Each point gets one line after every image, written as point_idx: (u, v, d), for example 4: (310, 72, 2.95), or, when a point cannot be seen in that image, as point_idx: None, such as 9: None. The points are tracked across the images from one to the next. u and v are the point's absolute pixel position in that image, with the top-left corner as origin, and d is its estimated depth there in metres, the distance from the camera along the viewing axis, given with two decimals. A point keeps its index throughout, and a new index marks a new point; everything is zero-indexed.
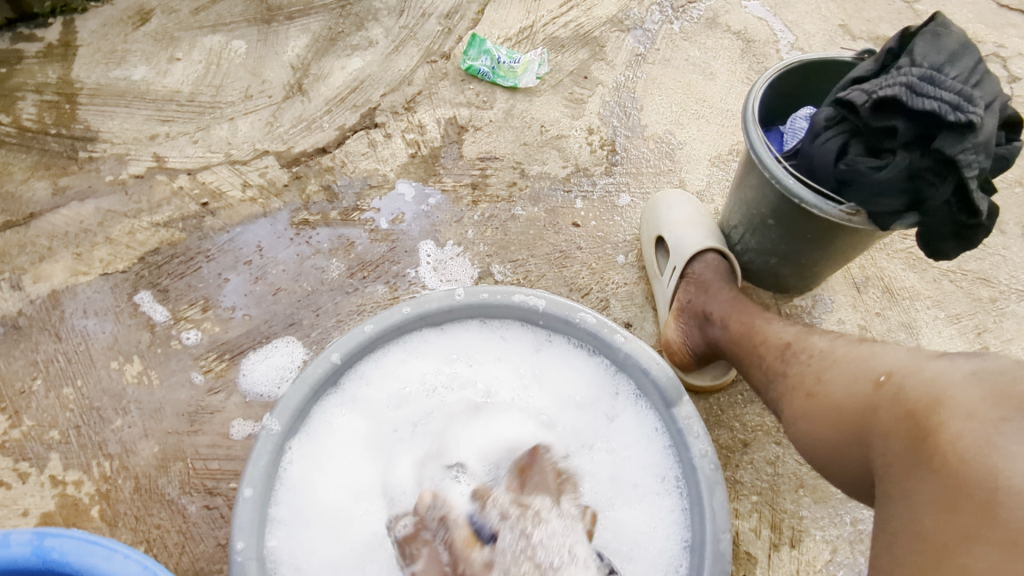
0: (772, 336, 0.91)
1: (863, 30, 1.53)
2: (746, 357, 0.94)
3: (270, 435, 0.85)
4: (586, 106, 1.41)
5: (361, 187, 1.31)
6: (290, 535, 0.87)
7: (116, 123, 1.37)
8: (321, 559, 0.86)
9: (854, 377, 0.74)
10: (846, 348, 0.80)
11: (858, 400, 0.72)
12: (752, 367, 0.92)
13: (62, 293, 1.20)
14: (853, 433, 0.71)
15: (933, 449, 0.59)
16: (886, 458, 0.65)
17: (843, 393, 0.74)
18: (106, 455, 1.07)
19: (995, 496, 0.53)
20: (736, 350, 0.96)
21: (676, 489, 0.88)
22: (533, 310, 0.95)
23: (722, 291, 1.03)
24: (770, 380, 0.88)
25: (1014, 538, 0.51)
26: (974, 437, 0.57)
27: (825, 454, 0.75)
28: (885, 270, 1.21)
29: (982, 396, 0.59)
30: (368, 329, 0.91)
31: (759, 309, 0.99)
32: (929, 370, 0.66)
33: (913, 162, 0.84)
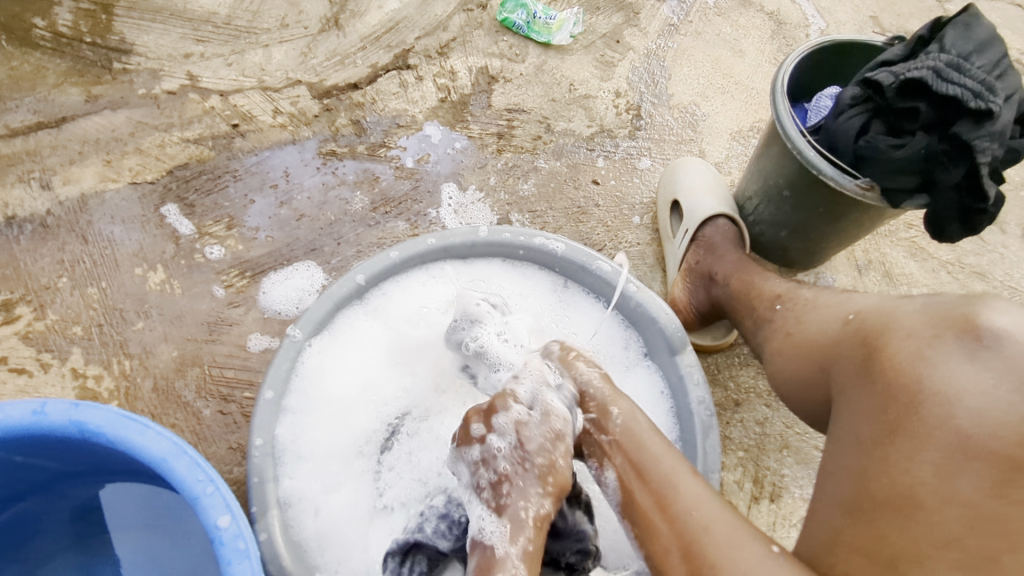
0: (766, 290, 0.95)
1: (893, 24, 1.56)
2: (742, 310, 0.98)
3: (293, 343, 0.90)
4: (615, 70, 1.43)
5: (389, 125, 1.34)
6: (297, 429, 0.90)
7: (152, 38, 1.38)
8: (323, 455, 0.91)
9: (827, 319, 0.79)
10: (822, 296, 0.84)
11: (826, 336, 0.76)
12: (745, 317, 0.97)
13: (91, 197, 1.22)
14: (817, 364, 0.76)
15: (878, 364, 0.65)
16: (840, 380, 0.70)
17: (816, 331, 0.79)
18: (126, 354, 1.11)
19: (919, 398, 0.60)
20: (735, 305, 1.00)
21: (676, 447, 0.92)
22: (551, 254, 0.99)
23: (729, 254, 1.07)
24: (757, 327, 0.93)
25: (929, 432, 0.58)
26: (910, 352, 0.63)
27: (790, 385, 0.80)
28: (887, 255, 1.26)
29: (923, 319, 0.65)
30: (392, 255, 0.96)
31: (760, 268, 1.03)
32: (889, 306, 0.71)
33: (930, 144, 0.88)
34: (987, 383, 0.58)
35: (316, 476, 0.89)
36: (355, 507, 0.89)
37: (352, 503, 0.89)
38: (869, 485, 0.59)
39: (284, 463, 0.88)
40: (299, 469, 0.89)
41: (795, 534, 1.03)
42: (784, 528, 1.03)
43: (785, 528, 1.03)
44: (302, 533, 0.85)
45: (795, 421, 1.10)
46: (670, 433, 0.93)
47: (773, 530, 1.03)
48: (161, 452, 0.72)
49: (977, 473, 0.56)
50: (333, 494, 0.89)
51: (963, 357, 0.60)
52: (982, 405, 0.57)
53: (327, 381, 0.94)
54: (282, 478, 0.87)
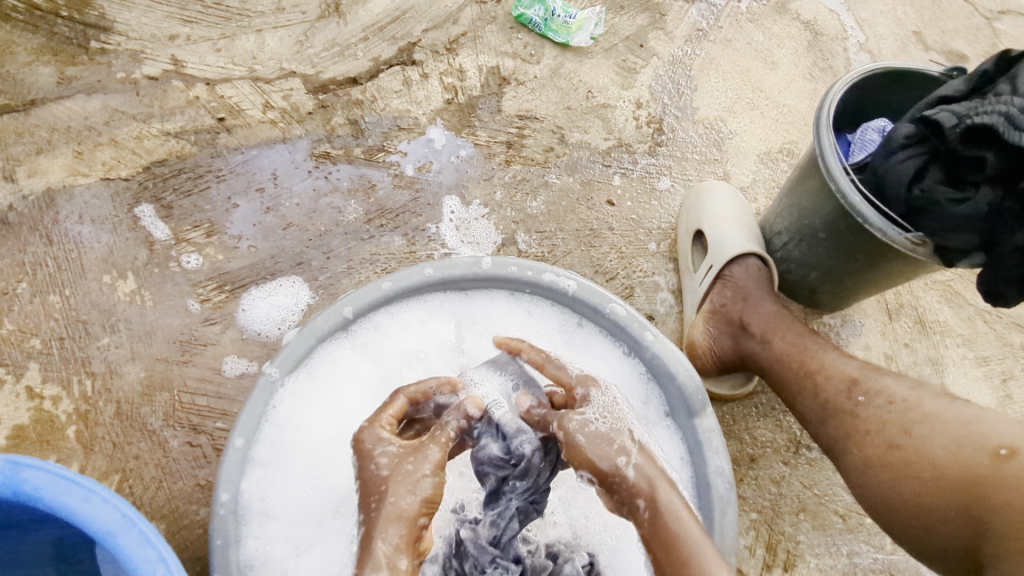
0: (829, 368, 0.87)
1: (937, 41, 1.45)
2: (791, 381, 0.90)
3: (269, 384, 0.81)
4: (637, 77, 1.32)
5: (390, 127, 1.23)
6: (266, 482, 0.80)
7: (134, 15, 1.26)
8: (294, 512, 0.80)
9: (961, 439, 0.71)
10: (933, 402, 0.77)
11: (966, 464, 0.69)
12: (798, 392, 0.88)
13: (58, 192, 1.12)
14: (955, 502, 0.69)
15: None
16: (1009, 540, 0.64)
17: (946, 455, 0.71)
18: (89, 373, 1.01)
19: None
20: (779, 369, 0.92)
21: None
22: (561, 292, 0.90)
23: (764, 303, 0.98)
24: (827, 417, 0.84)
25: None
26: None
27: (905, 509, 0.73)
28: (920, 299, 1.17)
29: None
30: (385, 287, 0.86)
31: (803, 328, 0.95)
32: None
33: (996, 201, 0.79)
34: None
35: (285, 536, 0.79)
36: (325, 575, 0.78)
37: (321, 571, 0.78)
38: None
39: (248, 521, 0.78)
40: (266, 527, 0.79)
41: None
42: None
43: None
44: None
45: (813, 481, 1.02)
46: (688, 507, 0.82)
47: None
48: (108, 524, 0.63)
49: None
50: (302, 560, 0.79)
51: None
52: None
53: (305, 425, 0.84)
54: (245, 539, 0.77)
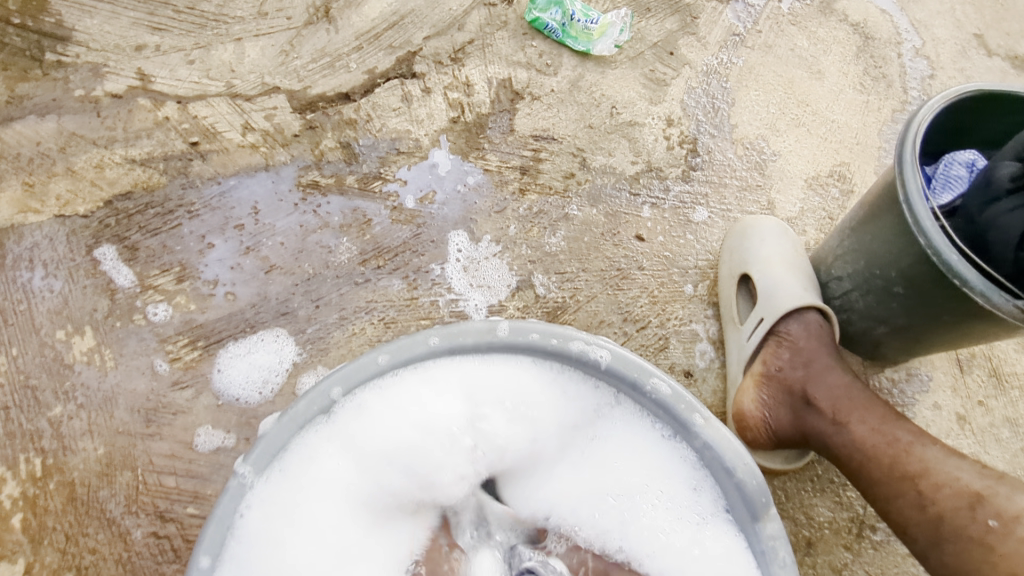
0: (935, 471, 0.71)
1: (1001, 45, 1.29)
2: (880, 480, 0.74)
3: (238, 490, 0.67)
4: (668, 90, 1.16)
5: (387, 151, 1.07)
6: None
7: (95, 22, 1.10)
8: None
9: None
10: None
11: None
12: (890, 495, 0.73)
13: (6, 232, 0.97)
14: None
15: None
16: None
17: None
18: (39, 449, 0.87)
19: None
20: (859, 460, 0.77)
21: None
22: (594, 364, 0.74)
23: (830, 372, 0.84)
24: (948, 540, 0.68)
25: None
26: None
27: None
28: (995, 348, 1.02)
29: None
30: (379, 362, 0.71)
31: (881, 406, 0.80)
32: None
33: None
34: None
35: None
36: None
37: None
38: None
39: None
40: None
41: None
42: None
43: None
44: None
45: (880, 571, 0.88)
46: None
47: None
48: None
49: None
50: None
51: None
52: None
53: (285, 535, 0.69)
54: None
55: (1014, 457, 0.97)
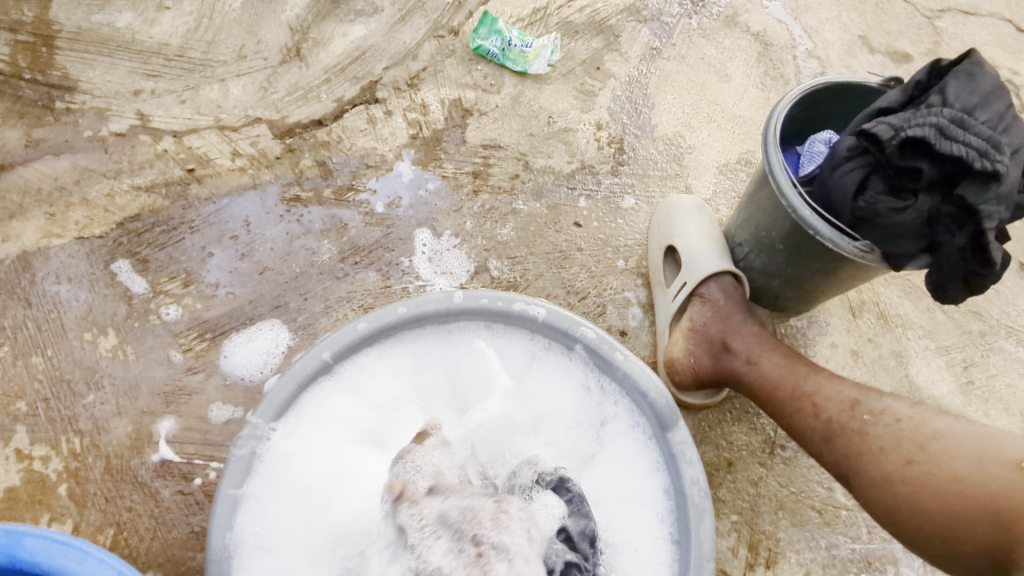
0: (827, 392, 0.90)
1: (882, 43, 1.50)
2: (781, 403, 0.93)
3: (253, 431, 0.82)
4: (596, 99, 1.36)
5: (358, 166, 1.25)
6: (257, 519, 0.81)
7: (97, 72, 1.28)
8: (285, 546, 0.81)
9: (976, 454, 0.76)
10: (938, 420, 0.81)
11: (990, 479, 0.73)
12: (791, 414, 0.92)
13: (34, 254, 1.13)
14: (984, 510, 0.72)
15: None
16: None
17: (965, 469, 0.75)
18: (76, 431, 1.03)
19: None
20: (763, 391, 0.96)
21: (673, 530, 0.85)
22: (532, 320, 0.92)
23: (743, 325, 1.02)
24: (837, 435, 0.86)
25: None
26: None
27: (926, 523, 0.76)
28: (881, 295, 1.22)
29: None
30: (360, 329, 0.88)
31: (784, 349, 0.99)
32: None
33: (935, 207, 0.82)
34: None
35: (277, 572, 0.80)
36: None
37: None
38: None
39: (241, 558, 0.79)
40: (257, 562, 0.80)
41: None
42: None
43: None
44: None
45: (789, 480, 1.06)
46: (662, 519, 0.85)
47: None
48: None
49: None
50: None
51: None
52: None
53: (297, 465, 0.85)
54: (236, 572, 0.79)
55: (899, 382, 1.17)
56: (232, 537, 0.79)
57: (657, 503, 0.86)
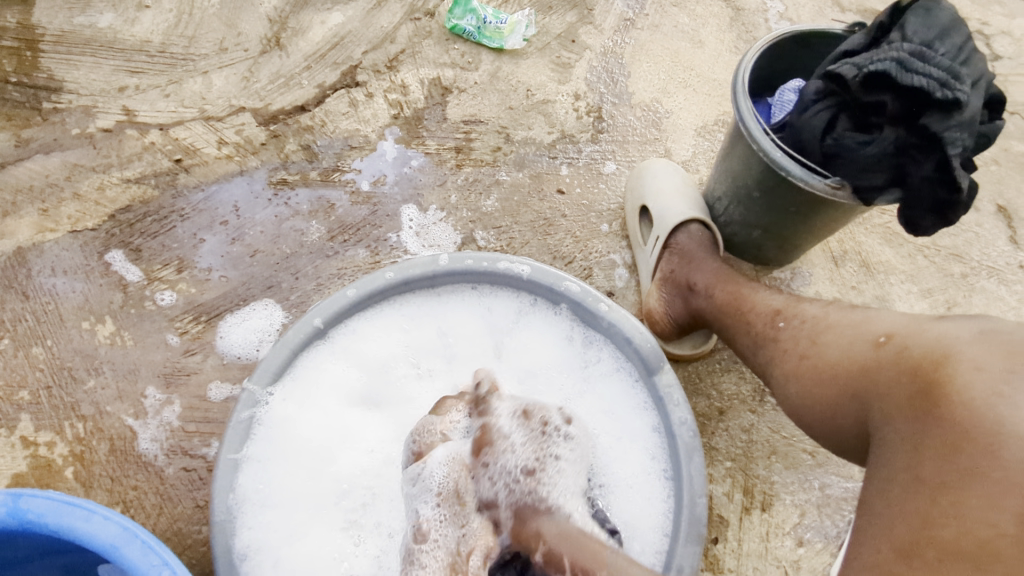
0: (760, 304, 0.92)
1: (852, 2, 1.52)
2: (733, 325, 0.95)
3: (250, 397, 0.83)
4: (573, 71, 1.38)
5: (342, 147, 1.27)
6: (259, 478, 0.84)
7: (81, 72, 1.30)
8: (289, 501, 0.85)
9: (851, 340, 0.74)
10: (838, 314, 0.80)
11: (855, 360, 0.72)
12: (738, 333, 0.93)
13: (29, 250, 1.15)
14: (846, 390, 0.71)
15: (936, 402, 0.58)
16: (882, 413, 0.65)
17: (840, 355, 0.74)
18: (79, 416, 1.05)
19: (997, 443, 0.54)
20: (721, 319, 0.97)
21: (663, 468, 0.87)
22: (518, 277, 0.93)
23: (706, 262, 1.05)
24: (759, 347, 0.88)
25: (1011, 481, 0.52)
26: (983, 388, 0.56)
27: (816, 415, 0.76)
28: (862, 244, 1.24)
29: (992, 351, 0.59)
30: (349, 294, 0.88)
31: (743, 278, 1.01)
32: (933, 330, 0.66)
33: (900, 139, 0.85)
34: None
35: (282, 525, 0.84)
36: (317, 559, 0.84)
37: (321, 550, 0.84)
38: (937, 530, 0.54)
39: (244, 514, 0.81)
40: (261, 517, 0.83)
41: (790, 542, 1.01)
42: (778, 537, 1.01)
43: (779, 536, 1.01)
44: None
45: (781, 425, 1.08)
46: (654, 457, 0.88)
47: (767, 540, 1.01)
48: (111, 538, 0.67)
49: None
50: (299, 545, 0.83)
51: None
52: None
53: (296, 426, 0.88)
54: (240, 529, 0.81)
55: None
56: (235, 496, 0.81)
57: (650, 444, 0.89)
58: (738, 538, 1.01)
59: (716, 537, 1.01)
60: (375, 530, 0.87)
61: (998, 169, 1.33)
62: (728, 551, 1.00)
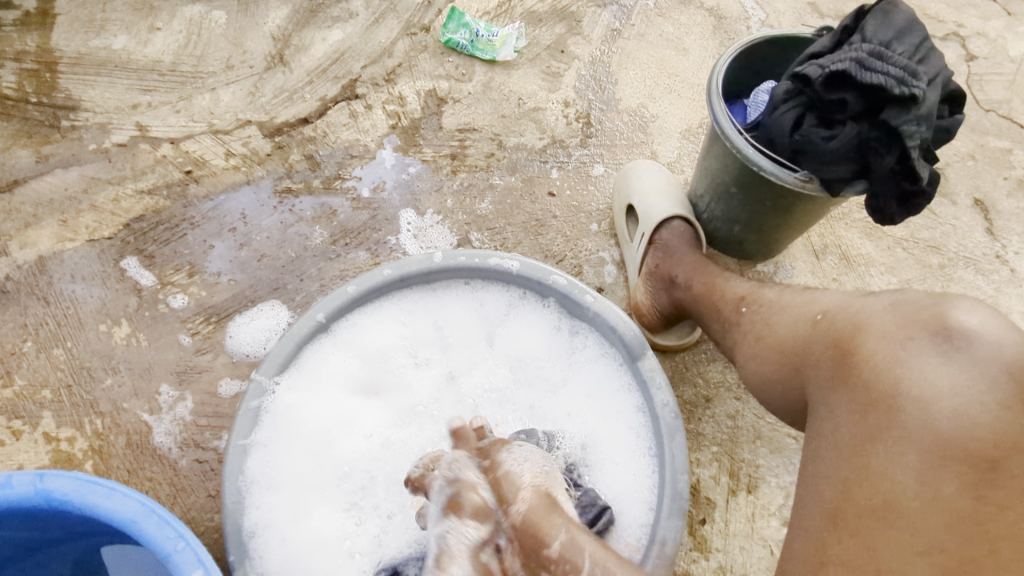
0: (728, 292, 0.98)
1: (831, 8, 1.58)
2: (707, 313, 1.01)
3: (258, 388, 0.89)
4: (562, 80, 1.45)
5: (343, 156, 1.34)
6: (266, 461, 0.90)
7: (97, 92, 1.38)
8: (294, 482, 0.91)
9: (795, 318, 0.80)
10: (788, 296, 0.87)
11: (796, 337, 0.78)
12: (712, 321, 1.00)
13: (49, 258, 1.22)
14: (789, 365, 0.77)
15: (852, 371, 0.67)
16: (814, 383, 0.72)
17: (785, 333, 0.80)
18: (98, 412, 1.11)
19: (897, 402, 0.62)
20: (699, 308, 1.03)
21: (647, 450, 0.92)
22: (507, 272, 0.98)
23: (686, 256, 1.10)
24: (726, 331, 0.95)
25: (910, 436, 0.60)
26: (885, 354, 0.65)
27: (767, 390, 0.82)
28: (842, 238, 1.29)
29: (894, 320, 0.67)
30: (350, 290, 0.94)
31: (719, 270, 1.06)
32: (857, 305, 0.73)
33: (861, 133, 0.90)
34: (959, 385, 0.61)
35: (289, 505, 0.89)
36: (322, 538, 0.89)
37: (325, 528, 0.90)
38: (853, 491, 0.61)
39: (253, 494, 0.87)
40: (268, 497, 0.88)
41: (775, 522, 1.05)
42: (764, 518, 1.05)
43: (765, 517, 1.06)
44: (269, 563, 0.85)
45: (765, 411, 1.13)
46: (638, 437, 0.93)
47: (753, 521, 1.05)
48: (130, 513, 0.73)
49: (955, 473, 0.58)
50: (303, 524, 0.89)
51: (936, 358, 0.63)
52: (956, 405, 0.60)
53: (301, 413, 0.94)
54: (249, 508, 0.86)
55: None
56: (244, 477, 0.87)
57: (635, 423, 0.94)
58: (725, 519, 1.05)
59: (704, 518, 1.05)
60: (374, 512, 0.92)
61: (974, 164, 1.38)
62: (716, 531, 1.04)
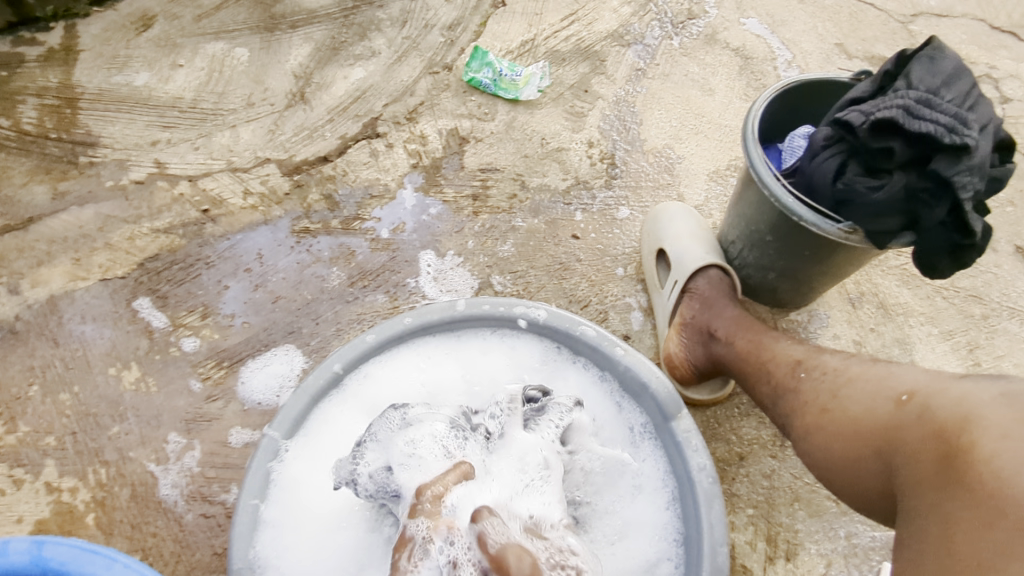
0: (780, 355, 0.94)
1: (859, 49, 1.54)
2: (752, 373, 0.96)
3: (271, 444, 0.85)
4: (586, 120, 1.42)
5: (362, 197, 1.31)
6: (276, 538, 0.83)
7: (117, 128, 1.36)
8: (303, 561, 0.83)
9: (872, 396, 0.76)
10: (862, 368, 0.83)
11: (878, 418, 0.74)
12: (758, 382, 0.95)
13: (60, 298, 1.19)
14: (873, 450, 0.73)
15: (961, 465, 0.60)
16: (908, 474, 0.66)
17: (860, 411, 0.76)
18: (102, 462, 1.07)
19: (1022, 508, 0.54)
20: (742, 366, 0.99)
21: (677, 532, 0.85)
22: (533, 322, 0.94)
23: (725, 309, 1.06)
24: (778, 396, 0.90)
25: None
26: (1003, 453, 0.57)
27: (843, 473, 0.76)
28: (879, 286, 1.24)
29: (1011, 414, 0.60)
30: (369, 339, 0.91)
31: (764, 326, 1.02)
32: (954, 390, 0.68)
33: (910, 183, 0.85)
34: None
35: None
36: None
37: None
38: None
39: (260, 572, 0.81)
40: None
41: None
42: None
43: None
44: None
45: (804, 471, 1.07)
46: (666, 528, 0.85)
47: None
48: None
49: None
50: None
51: None
52: None
53: (308, 483, 0.87)
54: None
55: None
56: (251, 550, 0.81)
57: (663, 514, 0.86)
58: None
59: None
60: None
61: (1013, 211, 1.33)
62: None
